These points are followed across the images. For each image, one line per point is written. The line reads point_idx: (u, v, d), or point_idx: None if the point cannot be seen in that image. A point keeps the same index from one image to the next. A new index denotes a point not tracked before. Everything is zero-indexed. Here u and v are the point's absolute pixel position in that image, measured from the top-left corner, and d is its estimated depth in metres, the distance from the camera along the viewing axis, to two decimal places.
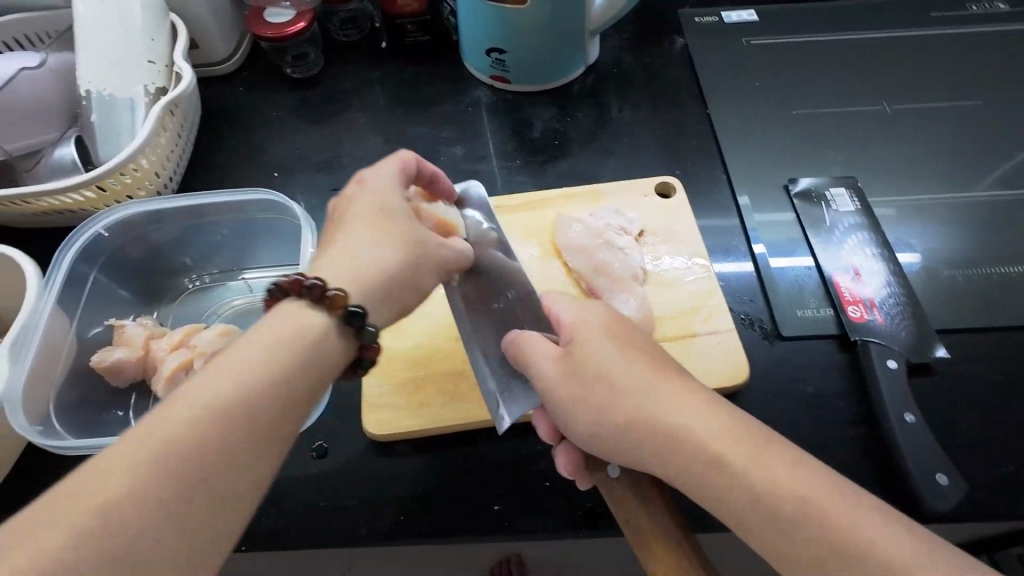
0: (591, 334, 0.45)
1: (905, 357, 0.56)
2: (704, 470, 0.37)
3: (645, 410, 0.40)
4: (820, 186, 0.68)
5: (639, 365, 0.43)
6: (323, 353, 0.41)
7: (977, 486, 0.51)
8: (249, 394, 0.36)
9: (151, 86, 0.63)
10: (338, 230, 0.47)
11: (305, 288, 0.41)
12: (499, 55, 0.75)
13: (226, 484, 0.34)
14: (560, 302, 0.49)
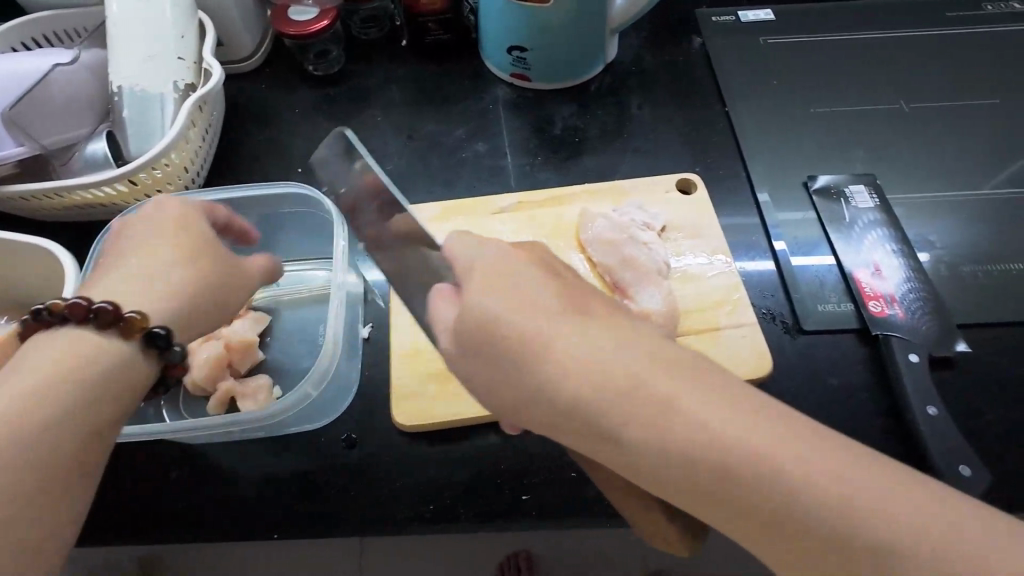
0: (480, 287, 0.39)
1: (928, 350, 0.56)
2: (710, 454, 0.32)
3: (627, 390, 0.34)
4: (839, 183, 0.69)
5: (588, 336, 0.36)
6: (122, 378, 0.42)
7: (1000, 479, 0.52)
8: (31, 389, 0.37)
9: (181, 82, 0.63)
10: (139, 241, 0.48)
11: (94, 311, 0.41)
12: (520, 53, 0.76)
13: (37, 485, 0.35)
14: (465, 248, 0.43)
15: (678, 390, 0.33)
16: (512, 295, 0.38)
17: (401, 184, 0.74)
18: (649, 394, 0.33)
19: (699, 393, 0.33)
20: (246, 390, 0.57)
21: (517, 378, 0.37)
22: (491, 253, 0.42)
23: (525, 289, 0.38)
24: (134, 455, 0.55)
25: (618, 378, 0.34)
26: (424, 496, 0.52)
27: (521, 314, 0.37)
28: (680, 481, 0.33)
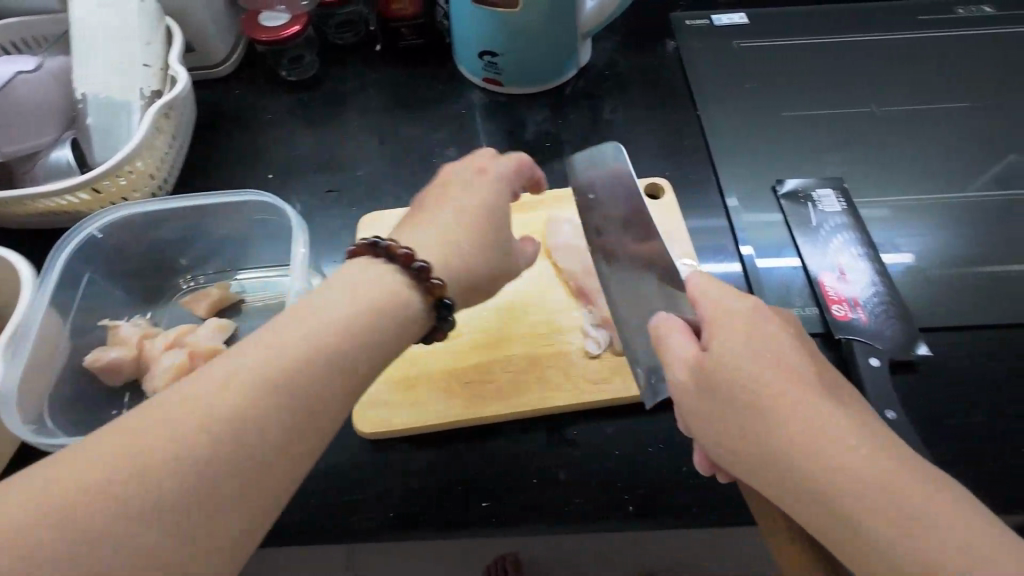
0: (727, 327, 0.43)
1: (889, 354, 0.57)
2: (801, 460, 0.36)
3: (757, 393, 0.39)
4: (808, 186, 0.69)
5: (757, 357, 0.40)
6: (399, 335, 0.43)
7: (960, 482, 0.52)
8: (315, 365, 0.38)
9: (146, 90, 0.64)
10: (432, 210, 0.52)
11: (413, 267, 0.45)
12: (492, 58, 0.76)
13: (273, 464, 0.34)
14: (711, 290, 0.46)
15: (799, 402, 0.37)
16: (727, 325, 0.43)
17: (374, 189, 0.74)
18: (768, 399, 0.38)
19: (823, 407, 0.37)
20: None
21: (711, 404, 0.41)
22: (743, 302, 0.44)
23: (736, 329, 0.42)
24: None
25: (749, 383, 0.39)
26: (385, 500, 0.52)
27: (729, 340, 0.42)
28: (774, 480, 0.37)
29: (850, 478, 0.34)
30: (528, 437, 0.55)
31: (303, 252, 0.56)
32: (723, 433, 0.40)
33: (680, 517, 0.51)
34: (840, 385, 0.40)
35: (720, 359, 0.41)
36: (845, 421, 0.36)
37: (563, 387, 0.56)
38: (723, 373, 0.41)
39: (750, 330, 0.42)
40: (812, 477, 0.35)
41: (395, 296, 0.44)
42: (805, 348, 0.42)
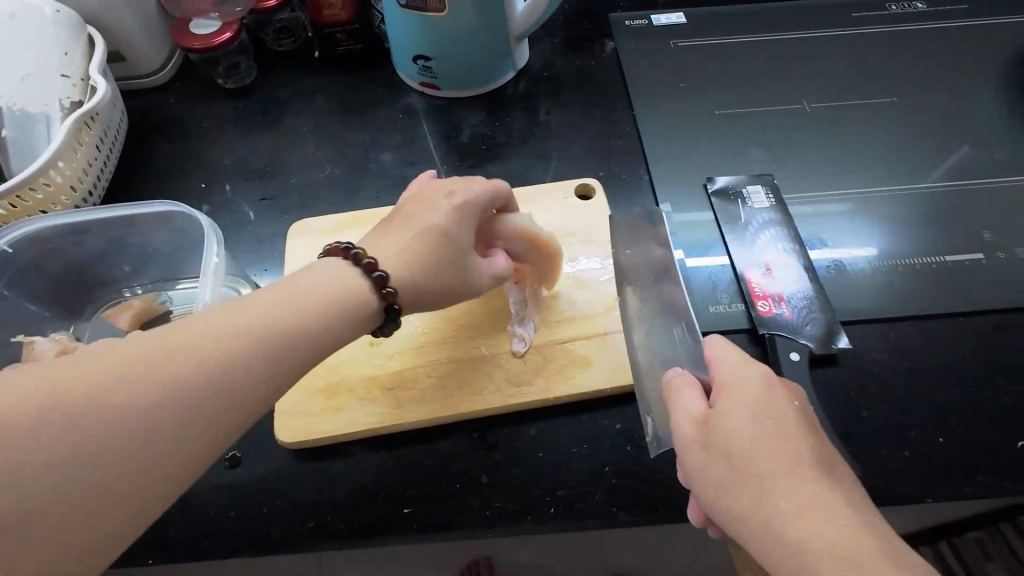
0: (738, 396, 0.43)
1: (810, 349, 0.58)
2: (794, 529, 0.37)
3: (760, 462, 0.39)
4: (737, 184, 0.70)
5: (767, 433, 0.41)
6: (337, 317, 0.46)
7: (877, 473, 0.53)
8: (239, 364, 0.40)
9: (67, 100, 0.62)
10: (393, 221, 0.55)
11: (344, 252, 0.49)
12: (425, 62, 0.76)
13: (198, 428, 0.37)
14: (726, 355, 0.46)
15: (804, 484, 0.38)
16: (738, 393, 0.43)
17: (307, 195, 0.74)
18: (776, 470, 0.39)
19: (826, 496, 0.38)
20: None
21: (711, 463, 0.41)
22: (756, 372, 0.44)
23: (745, 398, 0.43)
24: None
25: (757, 457, 0.40)
26: (306, 511, 0.52)
27: (741, 409, 0.42)
28: (765, 546, 0.37)
29: (842, 561, 0.35)
30: (452, 441, 0.55)
31: (214, 259, 0.57)
32: (722, 491, 0.40)
33: (600, 517, 0.51)
34: (843, 472, 0.40)
35: (731, 427, 0.42)
36: (844, 511, 0.37)
37: (486, 390, 0.56)
38: (732, 440, 0.41)
39: (764, 406, 0.42)
40: (805, 552, 0.36)
41: (359, 300, 0.47)
42: (810, 426, 0.42)
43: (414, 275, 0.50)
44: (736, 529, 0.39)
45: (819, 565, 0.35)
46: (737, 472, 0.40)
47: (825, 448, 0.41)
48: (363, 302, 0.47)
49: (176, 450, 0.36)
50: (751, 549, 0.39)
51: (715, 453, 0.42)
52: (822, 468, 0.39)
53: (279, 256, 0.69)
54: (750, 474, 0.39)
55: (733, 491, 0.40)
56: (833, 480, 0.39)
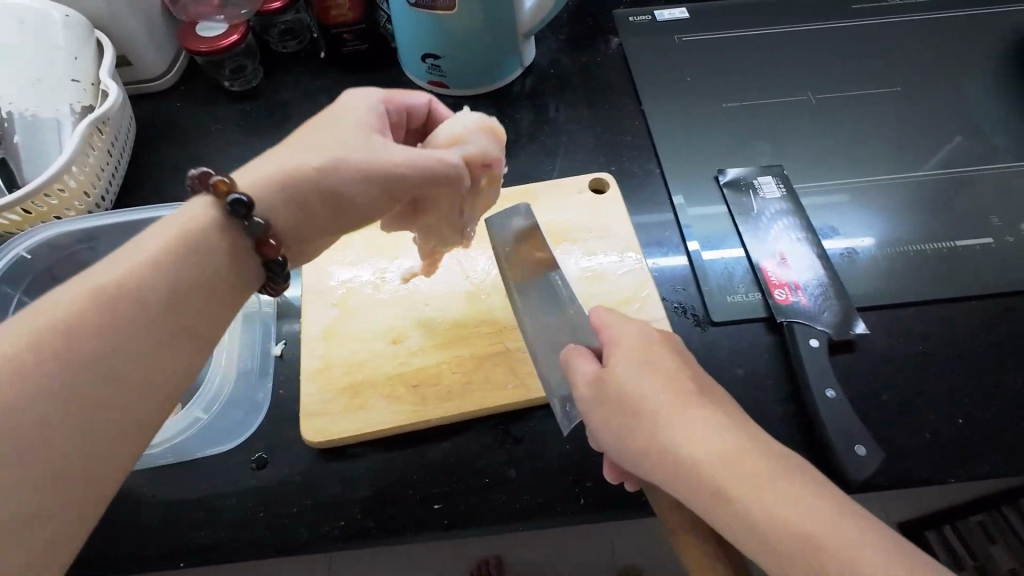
0: (620, 351, 0.46)
1: (829, 335, 0.58)
2: (680, 456, 0.39)
3: (644, 405, 0.41)
4: (748, 175, 0.70)
5: (650, 374, 0.43)
6: (198, 253, 0.43)
7: (898, 455, 0.54)
8: (114, 330, 0.38)
9: (78, 104, 0.62)
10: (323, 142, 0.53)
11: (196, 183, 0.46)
12: (434, 60, 0.76)
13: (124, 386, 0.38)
14: (609, 319, 0.49)
15: (688, 409, 0.40)
16: (620, 349, 0.46)
17: None
18: (658, 407, 0.41)
19: (710, 415, 0.40)
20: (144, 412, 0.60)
21: (607, 417, 0.44)
22: (635, 329, 0.48)
23: (627, 352, 0.45)
24: None
25: (645, 395, 0.42)
26: (334, 510, 0.52)
27: (625, 361, 0.45)
28: (671, 477, 0.39)
29: (737, 473, 0.37)
30: (480, 437, 0.55)
31: None
32: (621, 440, 0.42)
33: (630, 507, 0.51)
34: (721, 392, 0.43)
35: (622, 375, 0.44)
36: (730, 427, 0.39)
37: (511, 385, 0.56)
38: (622, 388, 0.43)
39: (641, 353, 0.45)
40: (702, 469, 0.38)
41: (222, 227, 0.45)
42: (684, 360, 0.45)
43: (275, 177, 0.46)
44: (643, 467, 0.41)
45: (722, 479, 0.37)
46: (631, 413, 0.42)
47: (700, 376, 0.44)
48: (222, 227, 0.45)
49: (96, 424, 0.37)
50: (658, 482, 0.41)
51: (610, 405, 0.43)
52: (702, 392, 0.42)
53: None
54: (643, 412, 0.41)
55: (631, 433, 0.41)
56: (713, 402, 0.42)
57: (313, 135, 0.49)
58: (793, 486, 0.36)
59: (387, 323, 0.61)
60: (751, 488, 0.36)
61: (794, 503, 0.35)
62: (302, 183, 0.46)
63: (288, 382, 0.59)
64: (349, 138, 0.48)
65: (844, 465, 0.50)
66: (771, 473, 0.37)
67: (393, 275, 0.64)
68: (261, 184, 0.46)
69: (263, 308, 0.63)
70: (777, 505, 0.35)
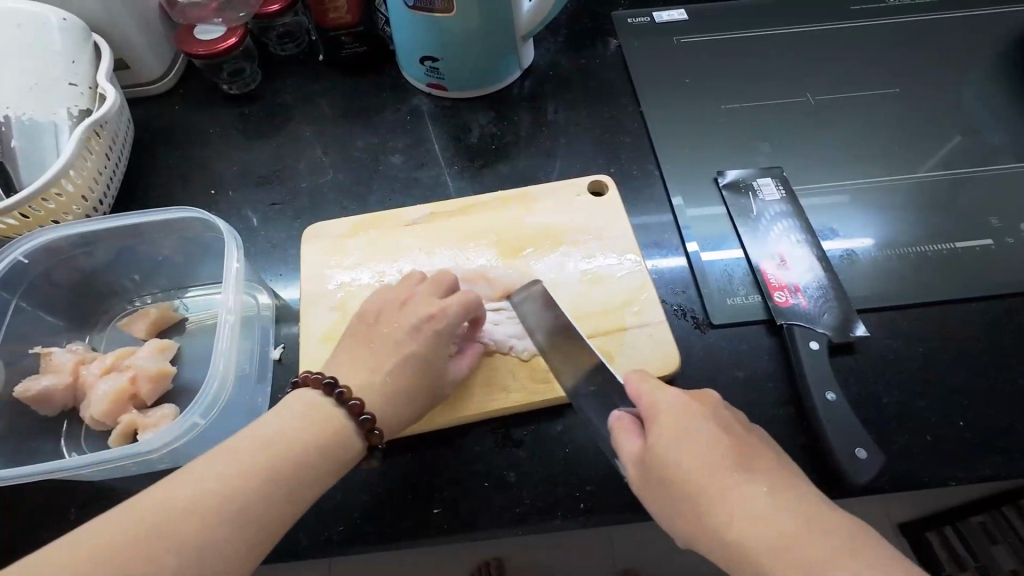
0: (659, 420, 0.43)
1: (829, 338, 0.58)
2: (734, 536, 0.37)
3: (690, 481, 0.40)
4: (747, 177, 0.70)
5: (692, 448, 0.41)
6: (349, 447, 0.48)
7: (900, 459, 0.54)
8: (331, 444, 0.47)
9: (75, 108, 0.62)
10: (375, 336, 0.54)
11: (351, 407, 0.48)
12: (432, 63, 0.76)
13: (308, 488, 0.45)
14: (646, 383, 0.46)
15: (735, 486, 0.38)
16: (659, 419, 0.43)
17: (315, 199, 0.73)
18: (703, 483, 0.39)
19: (761, 491, 0.38)
20: (149, 423, 0.53)
21: (657, 490, 0.42)
22: (673, 393, 0.44)
23: (665, 422, 0.43)
24: (23, 507, 0.52)
25: (694, 472, 0.40)
26: (332, 517, 0.51)
27: (664, 432, 0.42)
28: (729, 556, 0.37)
29: (794, 551, 0.35)
30: (478, 441, 0.55)
31: (235, 265, 0.57)
32: (671, 515, 0.41)
33: (629, 510, 0.51)
34: (769, 458, 0.41)
35: (665, 450, 0.41)
36: (784, 501, 0.37)
37: (510, 388, 0.56)
38: (666, 464, 0.41)
39: (680, 422, 0.42)
40: (752, 553, 0.36)
41: (332, 439, 0.47)
42: (726, 427, 0.42)
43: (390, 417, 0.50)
44: (701, 544, 0.39)
45: (779, 559, 0.35)
46: (676, 493, 0.40)
47: (745, 442, 0.42)
48: (338, 438, 0.47)
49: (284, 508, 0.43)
50: (713, 559, 0.39)
51: (659, 484, 0.41)
52: (750, 463, 0.40)
53: (294, 261, 0.68)
54: (690, 490, 0.39)
55: (681, 512, 0.40)
56: (764, 474, 0.39)
57: (422, 344, 0.53)
58: (857, 559, 0.34)
59: None
60: (809, 567, 0.34)
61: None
62: (419, 402, 0.52)
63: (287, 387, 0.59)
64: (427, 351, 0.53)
65: (845, 469, 0.50)
66: (829, 550, 0.34)
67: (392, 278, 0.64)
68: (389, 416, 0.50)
69: (261, 312, 0.62)
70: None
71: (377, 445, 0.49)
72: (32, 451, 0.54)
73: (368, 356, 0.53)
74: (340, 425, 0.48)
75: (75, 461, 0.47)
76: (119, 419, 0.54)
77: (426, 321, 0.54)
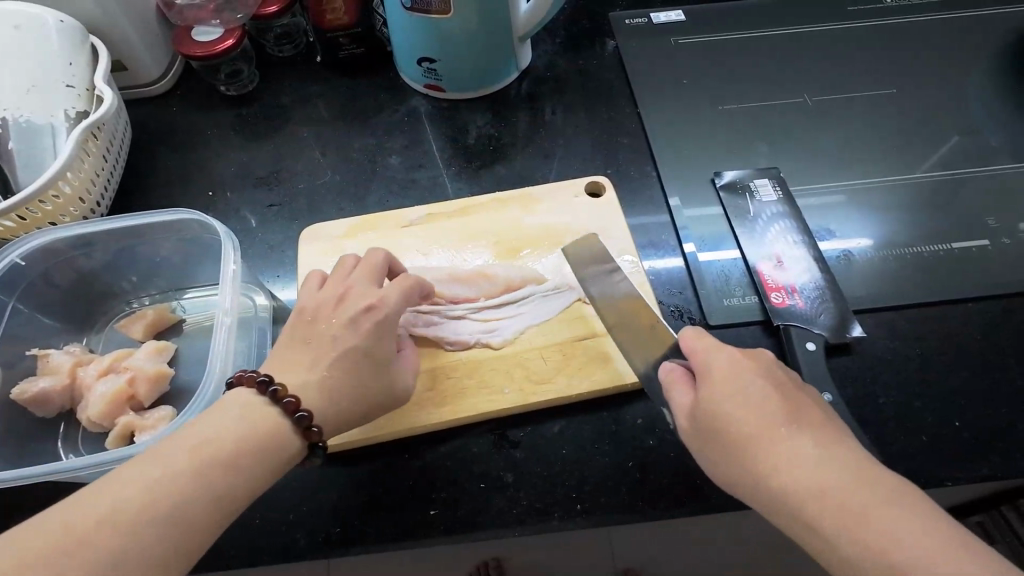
0: (713, 377, 0.44)
1: (826, 338, 0.58)
2: (782, 484, 0.39)
3: (741, 434, 0.41)
4: (745, 178, 0.70)
5: (745, 404, 0.42)
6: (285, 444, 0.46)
7: (897, 460, 0.54)
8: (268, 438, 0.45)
9: (72, 111, 0.62)
10: (315, 330, 0.51)
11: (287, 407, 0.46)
12: (430, 64, 0.76)
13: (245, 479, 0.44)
14: (701, 343, 0.47)
15: (784, 440, 0.40)
16: (712, 376, 0.44)
17: (314, 200, 0.73)
18: (754, 436, 0.41)
19: (810, 446, 0.40)
20: (146, 425, 0.53)
21: (706, 442, 0.43)
22: (726, 353, 0.46)
23: (718, 379, 0.44)
24: (20, 509, 0.52)
25: (746, 425, 0.41)
26: (331, 517, 0.51)
27: (718, 387, 0.44)
28: (773, 504, 0.39)
29: (839, 500, 0.37)
30: (476, 442, 0.55)
31: (231, 267, 0.57)
32: (717, 465, 0.43)
33: (627, 511, 0.51)
34: (819, 414, 0.43)
35: (715, 404, 0.43)
36: (832, 455, 0.39)
37: (507, 389, 0.56)
38: (717, 417, 0.43)
39: (733, 380, 0.44)
40: (799, 501, 0.38)
41: (268, 436, 0.45)
42: (777, 385, 0.44)
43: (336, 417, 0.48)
44: (746, 492, 0.41)
45: (824, 508, 0.37)
46: (726, 445, 0.42)
47: (795, 399, 0.43)
48: (276, 435, 0.46)
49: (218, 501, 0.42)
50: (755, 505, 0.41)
51: (707, 435, 0.43)
52: (801, 418, 0.41)
53: (291, 263, 0.68)
54: (741, 443, 0.41)
55: (729, 464, 0.42)
56: (814, 430, 0.41)
57: (363, 338, 0.50)
58: (898, 510, 0.36)
59: None
60: (855, 515, 0.36)
61: (895, 540, 0.34)
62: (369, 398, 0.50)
63: None
64: (368, 344, 0.51)
65: None
66: (874, 502, 0.36)
67: None
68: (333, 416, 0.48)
69: (259, 313, 0.62)
70: (879, 535, 0.35)
71: (318, 441, 0.48)
72: (30, 453, 0.54)
73: (308, 355, 0.50)
74: (277, 421, 0.46)
75: (72, 463, 0.47)
76: (116, 421, 0.54)
77: (367, 313, 0.52)
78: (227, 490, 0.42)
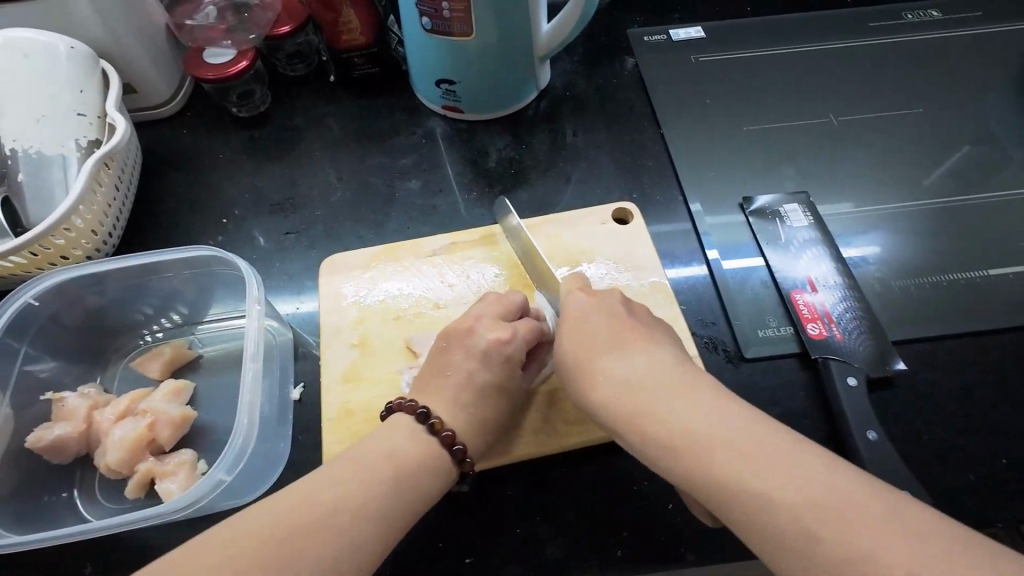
0: (567, 318, 0.53)
1: (866, 372, 0.57)
2: (606, 397, 0.48)
3: (577, 361, 0.50)
4: (775, 203, 0.69)
5: (578, 344, 0.51)
6: (437, 469, 0.47)
7: (943, 498, 0.52)
8: (420, 468, 0.46)
9: (83, 140, 0.60)
10: (444, 359, 0.53)
11: (441, 435, 0.48)
12: (449, 86, 0.74)
13: (379, 527, 0.42)
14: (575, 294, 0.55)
15: (610, 362, 0.49)
16: (567, 317, 0.53)
17: (331, 227, 0.71)
18: (585, 362, 0.50)
19: (629, 365, 0.48)
20: (167, 471, 0.52)
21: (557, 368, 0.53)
22: (577, 298, 0.55)
23: (566, 319, 0.53)
24: (35, 563, 0.50)
25: (580, 351, 0.51)
26: None
27: (566, 326, 0.53)
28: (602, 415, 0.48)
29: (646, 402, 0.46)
30: (509, 485, 0.53)
31: (257, 303, 0.55)
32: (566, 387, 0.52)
33: (671, 559, 0.49)
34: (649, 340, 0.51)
35: (562, 338, 0.52)
36: (648, 366, 0.48)
37: (543, 432, 0.55)
38: (563, 349, 0.52)
39: (579, 318, 0.53)
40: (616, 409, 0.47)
41: (413, 481, 0.46)
42: (614, 315, 0.53)
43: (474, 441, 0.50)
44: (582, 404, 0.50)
45: (633, 409, 0.46)
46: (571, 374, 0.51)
47: (626, 327, 0.52)
48: (435, 464, 0.47)
49: (348, 551, 0.40)
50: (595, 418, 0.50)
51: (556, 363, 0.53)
52: (626, 343, 0.50)
53: (312, 293, 0.66)
54: (578, 372, 0.50)
55: (573, 383, 0.51)
56: (635, 354, 0.49)
57: (494, 372, 0.52)
58: (697, 404, 0.44)
59: (395, 363, 0.60)
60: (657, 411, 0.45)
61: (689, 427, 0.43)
62: (491, 427, 0.52)
63: (308, 428, 0.57)
64: (493, 380, 0.52)
65: None
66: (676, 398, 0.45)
67: (413, 312, 0.63)
68: (478, 440, 0.51)
69: (282, 349, 0.60)
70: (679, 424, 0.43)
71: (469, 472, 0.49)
72: (45, 505, 0.52)
73: (445, 384, 0.52)
74: (416, 464, 0.46)
75: (99, 524, 0.45)
76: (136, 468, 0.52)
77: (497, 346, 0.53)
78: (349, 559, 0.40)
